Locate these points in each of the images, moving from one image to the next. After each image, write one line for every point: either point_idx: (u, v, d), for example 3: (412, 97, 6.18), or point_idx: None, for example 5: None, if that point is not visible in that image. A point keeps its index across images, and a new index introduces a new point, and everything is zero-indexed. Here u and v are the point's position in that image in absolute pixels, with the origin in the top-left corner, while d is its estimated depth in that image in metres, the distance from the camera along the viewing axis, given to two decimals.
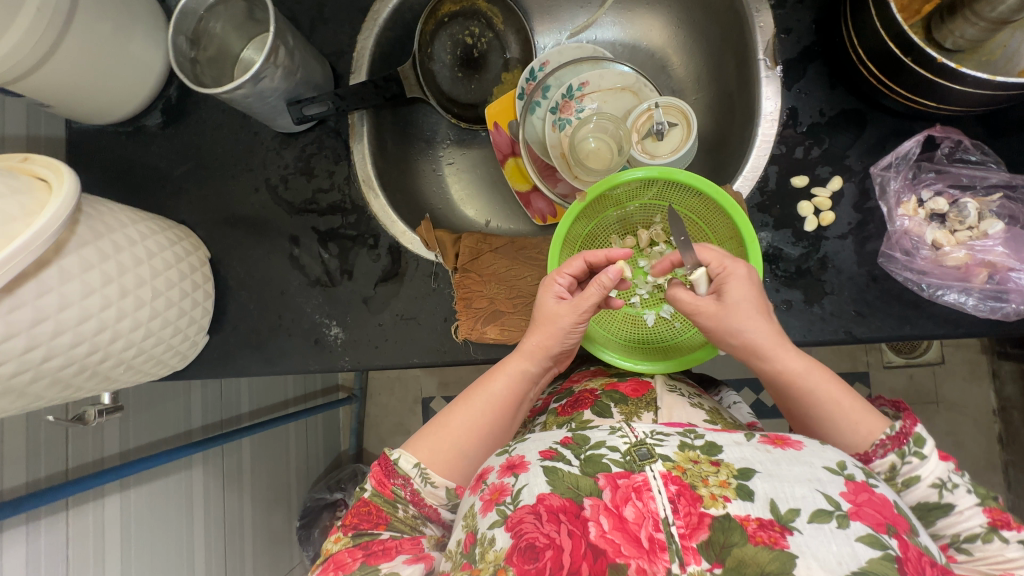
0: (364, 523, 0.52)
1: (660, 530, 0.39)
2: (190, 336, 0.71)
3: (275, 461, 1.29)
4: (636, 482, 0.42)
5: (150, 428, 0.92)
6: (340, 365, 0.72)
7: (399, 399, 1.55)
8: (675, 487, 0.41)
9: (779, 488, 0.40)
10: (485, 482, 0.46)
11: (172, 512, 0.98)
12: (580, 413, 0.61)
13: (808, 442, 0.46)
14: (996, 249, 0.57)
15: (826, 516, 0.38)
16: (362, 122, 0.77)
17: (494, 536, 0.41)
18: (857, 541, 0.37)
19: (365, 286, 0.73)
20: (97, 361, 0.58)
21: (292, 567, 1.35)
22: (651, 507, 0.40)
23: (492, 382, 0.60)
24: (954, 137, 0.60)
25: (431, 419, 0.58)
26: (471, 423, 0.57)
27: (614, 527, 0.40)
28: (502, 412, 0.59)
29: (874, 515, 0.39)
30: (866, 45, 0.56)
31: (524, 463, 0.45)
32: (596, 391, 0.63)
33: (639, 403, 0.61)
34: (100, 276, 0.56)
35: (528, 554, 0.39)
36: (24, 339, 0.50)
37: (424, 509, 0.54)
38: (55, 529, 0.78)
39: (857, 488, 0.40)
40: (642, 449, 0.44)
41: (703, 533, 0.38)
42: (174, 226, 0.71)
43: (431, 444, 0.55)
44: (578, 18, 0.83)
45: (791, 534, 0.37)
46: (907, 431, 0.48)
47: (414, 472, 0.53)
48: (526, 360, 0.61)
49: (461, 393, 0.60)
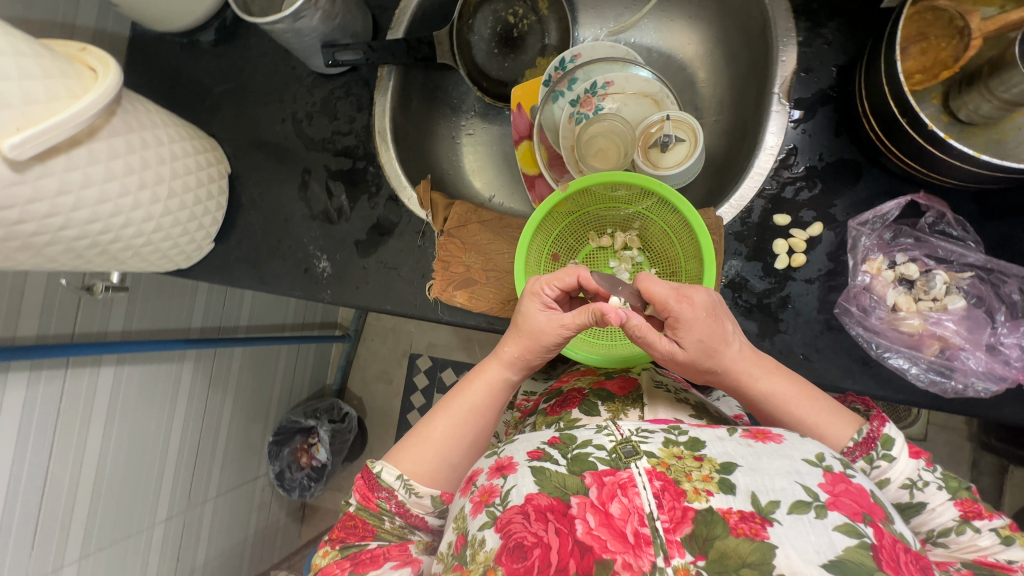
0: (352, 536, 0.55)
1: (645, 525, 0.40)
2: (197, 240, 0.78)
3: (262, 376, 1.38)
4: (622, 479, 0.43)
5: (153, 316, 1.02)
6: (321, 296, 0.78)
7: (389, 349, 1.63)
8: (659, 483, 0.43)
9: (759, 481, 0.42)
10: (475, 484, 0.47)
11: (158, 395, 1.08)
12: (567, 413, 0.63)
13: (788, 435, 0.47)
14: (949, 324, 0.59)
15: (804, 507, 0.40)
16: (390, 77, 0.81)
17: (484, 537, 0.42)
18: (834, 530, 0.38)
19: (359, 229, 0.78)
20: (108, 240, 0.65)
21: (256, 477, 1.42)
22: (637, 503, 0.41)
23: (471, 390, 0.61)
24: (938, 209, 0.60)
25: (410, 430, 0.60)
26: (450, 430, 0.59)
27: (600, 524, 0.40)
28: (482, 419, 0.61)
29: (851, 505, 0.40)
30: (871, 99, 0.57)
31: (512, 465, 0.46)
32: (585, 391, 0.66)
33: (625, 400, 0.63)
34: (124, 166, 0.62)
35: (516, 553, 0.40)
36: (47, 205, 0.56)
37: (411, 519, 0.56)
38: (53, 382, 0.87)
39: (835, 479, 0.42)
40: (627, 447, 0.46)
41: (686, 527, 0.40)
42: (203, 137, 0.77)
43: (413, 457, 0.57)
44: (623, 17, 0.84)
45: (771, 526, 0.39)
46: (873, 433, 0.50)
47: (397, 484, 0.55)
48: (506, 368, 0.62)
49: (439, 402, 0.61)
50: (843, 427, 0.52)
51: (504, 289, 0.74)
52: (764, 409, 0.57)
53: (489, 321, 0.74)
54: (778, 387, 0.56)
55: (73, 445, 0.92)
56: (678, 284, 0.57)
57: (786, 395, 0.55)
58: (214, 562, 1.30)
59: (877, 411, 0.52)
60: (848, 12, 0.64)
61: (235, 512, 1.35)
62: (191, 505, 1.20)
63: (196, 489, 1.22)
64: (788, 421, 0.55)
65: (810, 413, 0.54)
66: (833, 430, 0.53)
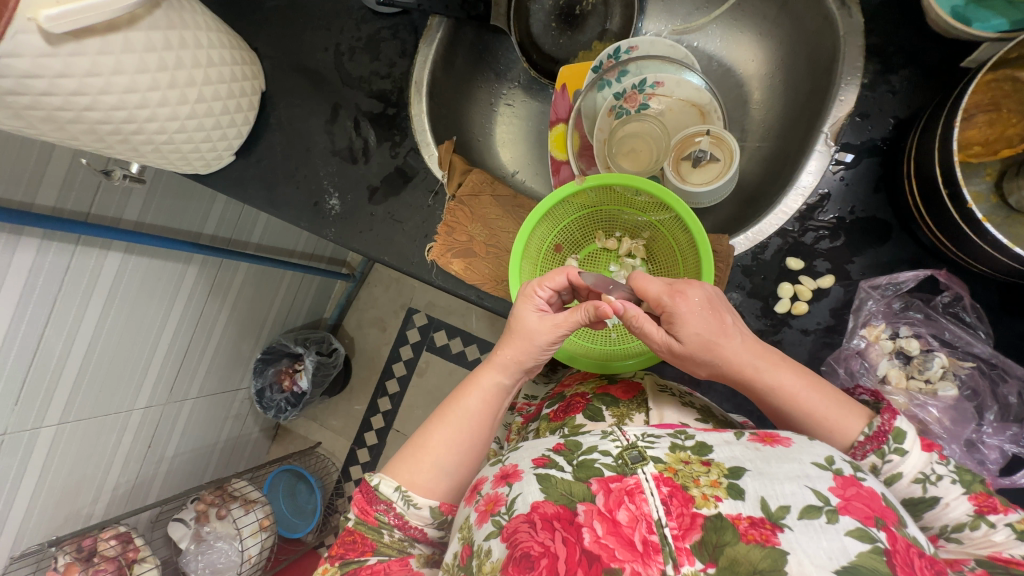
0: (352, 551, 0.57)
1: (653, 532, 0.41)
2: (218, 150, 0.78)
3: (262, 296, 1.41)
4: (629, 486, 0.44)
5: (167, 213, 1.04)
6: (325, 233, 0.78)
7: (390, 298, 1.65)
8: (666, 489, 0.43)
9: (769, 487, 0.41)
10: (480, 493, 0.50)
11: (159, 289, 1.11)
12: (572, 418, 0.62)
13: (797, 439, 0.47)
14: (932, 410, 0.58)
15: (815, 512, 0.39)
16: (439, 29, 0.79)
17: (491, 547, 0.44)
18: (846, 535, 0.37)
19: (374, 175, 0.78)
20: (131, 130, 0.66)
21: (237, 389, 1.48)
22: (644, 510, 0.42)
23: (466, 400, 0.60)
24: (956, 290, 0.57)
25: (410, 439, 0.60)
26: (446, 440, 0.58)
27: (607, 532, 0.41)
28: (479, 428, 0.60)
29: (862, 509, 0.39)
30: (919, 160, 0.53)
31: (517, 473, 0.49)
32: (588, 396, 0.66)
33: (631, 405, 0.63)
34: (157, 61, 0.63)
35: (523, 563, 0.41)
36: (76, 83, 0.57)
37: (410, 531, 0.57)
38: (62, 255, 0.90)
39: (846, 483, 0.41)
40: (634, 453, 0.46)
41: (695, 534, 0.40)
42: (244, 48, 0.77)
43: (410, 466, 0.57)
44: (691, 17, 0.80)
45: (782, 531, 0.38)
46: (884, 428, 0.46)
47: (396, 497, 0.56)
48: (499, 373, 0.61)
49: (438, 410, 0.60)
50: (849, 421, 0.49)
51: (500, 267, 0.74)
52: (773, 406, 0.53)
53: (479, 296, 0.74)
54: (789, 381, 0.52)
55: (70, 317, 0.95)
56: (671, 280, 0.56)
57: (796, 388, 0.52)
58: (183, 457, 1.36)
59: (888, 404, 0.49)
60: (925, 63, 0.60)
61: (211, 416, 1.41)
62: (170, 399, 1.25)
63: (179, 385, 1.26)
64: (797, 417, 0.52)
65: (821, 406, 0.51)
66: (842, 424, 0.50)
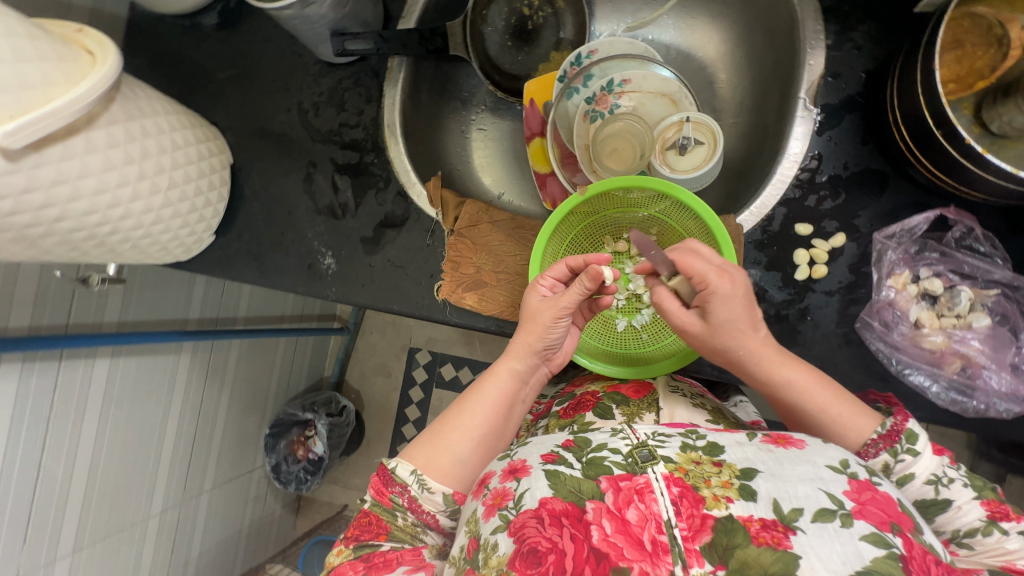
0: (366, 534, 0.56)
1: (663, 532, 0.41)
2: (197, 233, 0.75)
3: (259, 369, 1.36)
4: (639, 485, 0.44)
5: (149, 306, 0.99)
6: (326, 294, 0.76)
7: (389, 342, 1.61)
8: (677, 489, 0.43)
9: (783, 489, 0.42)
10: (487, 487, 0.49)
11: (154, 387, 1.05)
12: (581, 416, 0.63)
13: (811, 442, 0.48)
14: (973, 343, 0.57)
15: (829, 515, 0.40)
16: (401, 69, 0.78)
17: (498, 541, 0.43)
18: (860, 539, 0.38)
19: (366, 225, 0.76)
20: (106, 232, 0.63)
21: (252, 469, 1.41)
22: (654, 509, 0.42)
23: (484, 387, 0.62)
24: (966, 224, 0.59)
25: (427, 428, 0.60)
26: (462, 427, 0.59)
27: (616, 531, 0.41)
28: (496, 414, 0.61)
29: (877, 514, 0.40)
30: (904, 108, 0.55)
31: (526, 469, 0.48)
32: (598, 395, 0.67)
33: (641, 404, 0.64)
34: (123, 156, 0.60)
35: (531, 559, 0.40)
36: (42, 196, 0.53)
37: (423, 516, 0.56)
38: (46, 374, 0.84)
39: (859, 487, 0.42)
40: (644, 452, 0.47)
41: (706, 535, 0.40)
42: (205, 125, 0.74)
43: (427, 451, 0.57)
44: (640, 13, 0.82)
45: (795, 534, 0.39)
46: (897, 427, 0.50)
47: (411, 480, 0.55)
48: (516, 360, 0.63)
49: (456, 398, 0.62)
50: (865, 420, 0.53)
51: (514, 293, 0.72)
52: (784, 398, 0.56)
53: (499, 325, 0.72)
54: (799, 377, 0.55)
55: (66, 437, 0.89)
56: (722, 261, 0.55)
57: (808, 385, 0.55)
58: (209, 554, 1.28)
59: (900, 408, 0.53)
60: (880, 15, 0.62)
61: (231, 503, 1.34)
62: (185, 497, 1.19)
63: (191, 481, 1.20)
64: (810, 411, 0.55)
65: (832, 403, 0.54)
66: (854, 422, 0.53)
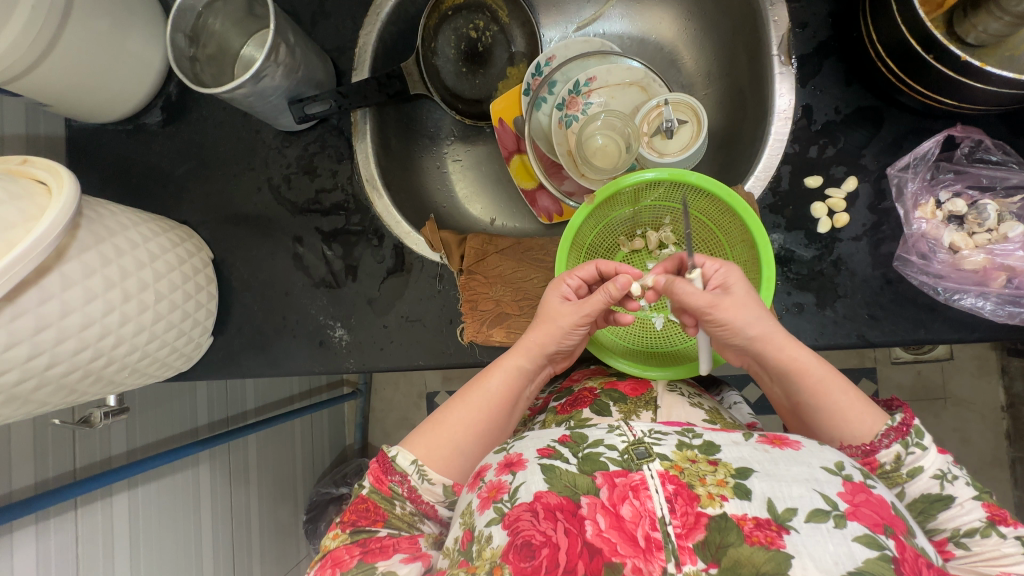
0: (363, 519, 0.52)
1: (656, 529, 0.38)
2: (194, 338, 0.70)
3: (281, 456, 1.29)
4: (634, 481, 0.41)
5: (156, 425, 0.93)
6: (345, 366, 0.72)
7: (404, 393, 1.56)
8: (672, 487, 0.40)
9: (777, 488, 0.40)
10: (482, 480, 0.46)
11: (180, 510, 0.98)
12: (579, 412, 0.61)
13: (806, 442, 0.46)
14: (1015, 254, 0.56)
15: (823, 516, 0.38)
16: (366, 120, 0.75)
17: (491, 533, 0.41)
18: (853, 541, 0.36)
19: (370, 287, 0.72)
20: (102, 365, 0.58)
21: (298, 561, 1.36)
22: (648, 506, 0.39)
23: (490, 379, 0.59)
24: (974, 137, 0.59)
25: (428, 416, 0.58)
26: (467, 419, 0.56)
27: (611, 526, 0.39)
28: (498, 409, 0.59)
29: (871, 515, 0.38)
30: (885, 41, 0.54)
31: (522, 461, 0.45)
32: (596, 390, 0.64)
33: (638, 402, 0.62)
34: (102, 281, 0.55)
35: (524, 551, 0.39)
36: (27, 347, 0.49)
37: (422, 506, 0.53)
38: (64, 528, 0.78)
39: (854, 488, 0.40)
40: (640, 448, 0.44)
41: (699, 533, 0.38)
42: (176, 226, 0.70)
43: (427, 442, 0.54)
44: (585, 11, 0.81)
45: (787, 534, 0.37)
46: (908, 419, 0.48)
47: (411, 469, 0.52)
48: (524, 358, 0.60)
49: (458, 389, 0.59)
50: (872, 415, 0.50)
51: None
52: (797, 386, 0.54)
53: None
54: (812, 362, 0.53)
55: None
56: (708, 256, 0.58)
57: (824, 370, 0.53)
58: None
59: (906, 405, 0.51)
60: None
61: None
62: None
63: None
64: (824, 398, 0.52)
65: (848, 392, 0.52)
66: (867, 413, 0.51)
